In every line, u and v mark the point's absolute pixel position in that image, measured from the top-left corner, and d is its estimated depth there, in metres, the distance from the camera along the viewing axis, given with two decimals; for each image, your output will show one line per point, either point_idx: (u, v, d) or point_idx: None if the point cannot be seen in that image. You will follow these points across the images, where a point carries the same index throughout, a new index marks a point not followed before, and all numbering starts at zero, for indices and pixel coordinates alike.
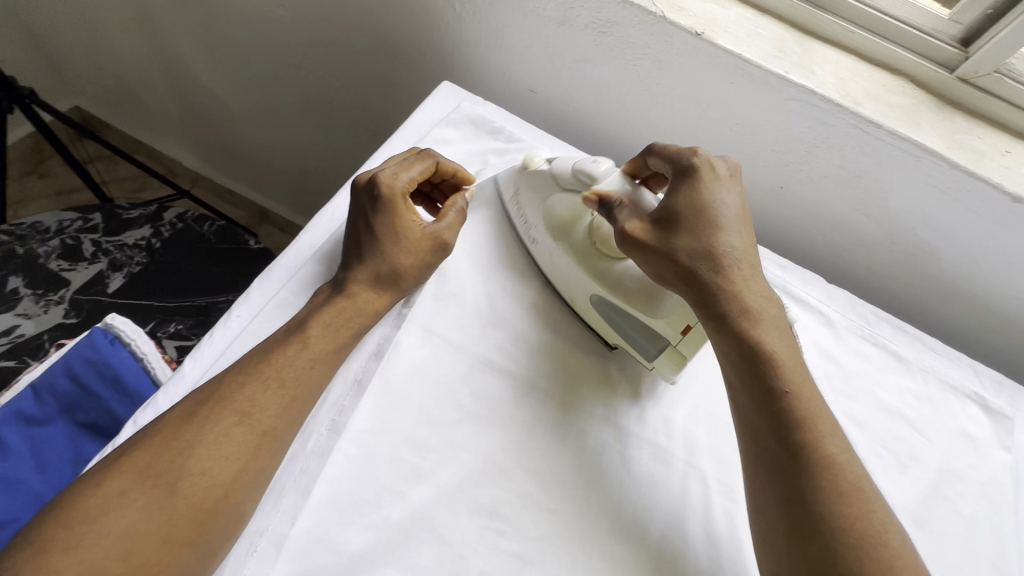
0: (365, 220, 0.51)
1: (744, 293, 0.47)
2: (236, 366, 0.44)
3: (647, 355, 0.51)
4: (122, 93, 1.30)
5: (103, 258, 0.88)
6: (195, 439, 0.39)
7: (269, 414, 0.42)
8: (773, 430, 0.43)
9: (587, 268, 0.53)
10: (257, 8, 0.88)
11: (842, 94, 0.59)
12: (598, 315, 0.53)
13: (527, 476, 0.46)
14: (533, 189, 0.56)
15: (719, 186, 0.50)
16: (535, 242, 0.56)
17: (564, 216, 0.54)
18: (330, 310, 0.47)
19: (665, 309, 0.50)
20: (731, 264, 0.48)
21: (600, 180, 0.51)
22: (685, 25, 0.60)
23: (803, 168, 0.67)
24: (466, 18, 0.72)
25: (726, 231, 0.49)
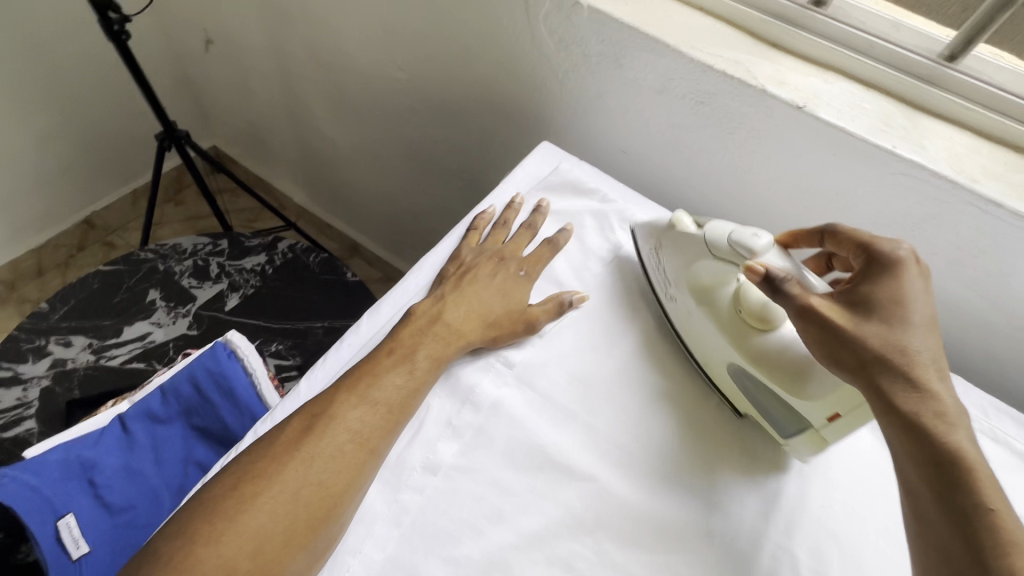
0: (496, 278, 0.59)
1: (925, 373, 0.42)
2: (347, 383, 0.48)
3: (786, 427, 0.50)
4: (254, 137, 1.50)
5: (225, 279, 0.99)
6: (314, 451, 0.44)
7: (376, 433, 0.46)
8: (932, 488, 0.39)
9: (724, 334, 0.52)
10: (381, 70, 1.00)
11: (956, 170, 0.57)
12: (732, 381, 0.53)
13: (607, 533, 0.46)
14: (678, 250, 0.56)
15: (911, 283, 0.46)
16: (670, 297, 0.58)
17: (706, 281, 0.54)
18: (431, 340, 0.52)
19: (812, 394, 0.46)
20: (913, 353, 0.43)
21: (761, 254, 0.49)
22: (787, 98, 0.61)
23: (909, 243, 0.64)
24: (568, 84, 0.77)
25: (917, 326, 0.44)
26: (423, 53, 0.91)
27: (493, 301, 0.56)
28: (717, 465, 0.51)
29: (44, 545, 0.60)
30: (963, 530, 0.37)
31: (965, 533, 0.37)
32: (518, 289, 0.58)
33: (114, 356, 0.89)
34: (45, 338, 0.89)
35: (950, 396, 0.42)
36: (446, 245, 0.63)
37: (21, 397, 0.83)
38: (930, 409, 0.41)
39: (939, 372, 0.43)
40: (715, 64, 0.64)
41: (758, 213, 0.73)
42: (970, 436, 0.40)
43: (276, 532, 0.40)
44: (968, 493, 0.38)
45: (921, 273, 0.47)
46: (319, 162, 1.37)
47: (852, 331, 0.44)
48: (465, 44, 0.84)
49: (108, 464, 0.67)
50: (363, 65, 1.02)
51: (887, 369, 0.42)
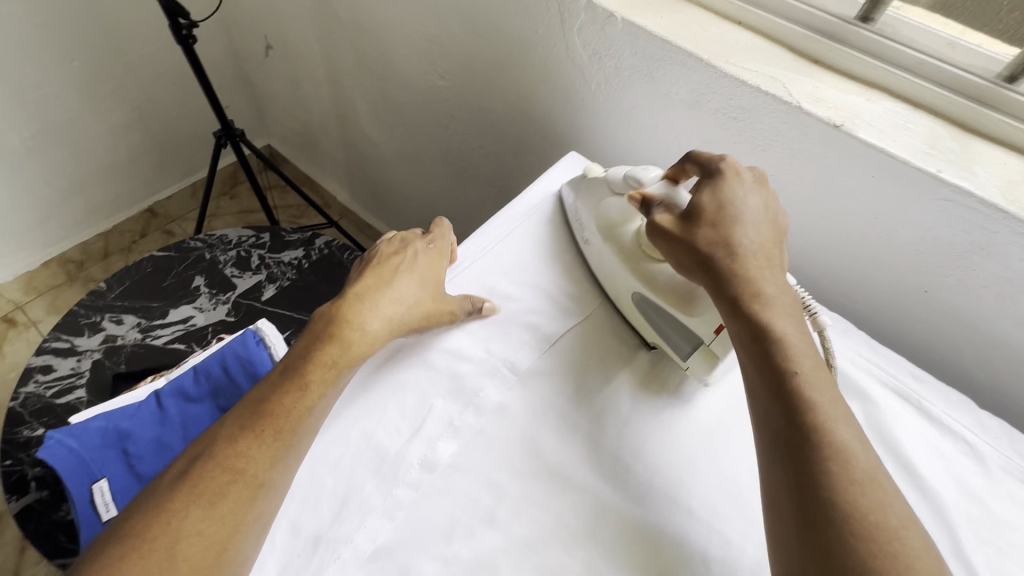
0: (401, 268, 0.59)
1: (749, 264, 0.48)
2: (230, 422, 0.46)
3: (683, 348, 0.54)
4: (304, 138, 1.57)
5: (264, 271, 1.04)
6: (187, 504, 0.42)
7: (260, 466, 0.44)
8: (762, 375, 0.44)
9: (632, 269, 0.56)
10: (422, 77, 1.04)
11: (1009, 199, 0.53)
12: (637, 308, 0.56)
13: (598, 548, 0.45)
14: (590, 198, 0.63)
15: (741, 189, 0.51)
16: (586, 240, 0.62)
17: (613, 220, 0.59)
18: (331, 346, 0.51)
19: (703, 308, 0.52)
20: (739, 247, 0.49)
21: (647, 184, 0.56)
22: (823, 116, 0.59)
23: (955, 274, 0.60)
24: (600, 95, 0.77)
25: (746, 225, 0.49)
26: (462, 62, 0.94)
27: (406, 287, 0.57)
28: (725, 493, 0.49)
29: (79, 505, 0.67)
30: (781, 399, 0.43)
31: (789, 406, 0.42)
32: (432, 267, 0.60)
33: (159, 335, 0.95)
34: (100, 315, 0.96)
35: (775, 282, 0.48)
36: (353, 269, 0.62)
37: (74, 367, 0.90)
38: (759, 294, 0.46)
39: (766, 261, 0.48)
40: (750, 79, 0.62)
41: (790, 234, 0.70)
42: (790, 312, 0.46)
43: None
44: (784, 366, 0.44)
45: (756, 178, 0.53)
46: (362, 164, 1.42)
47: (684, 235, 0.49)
48: (502, 53, 0.86)
49: (141, 436, 0.71)
50: (406, 72, 1.06)
51: (720, 266, 0.48)
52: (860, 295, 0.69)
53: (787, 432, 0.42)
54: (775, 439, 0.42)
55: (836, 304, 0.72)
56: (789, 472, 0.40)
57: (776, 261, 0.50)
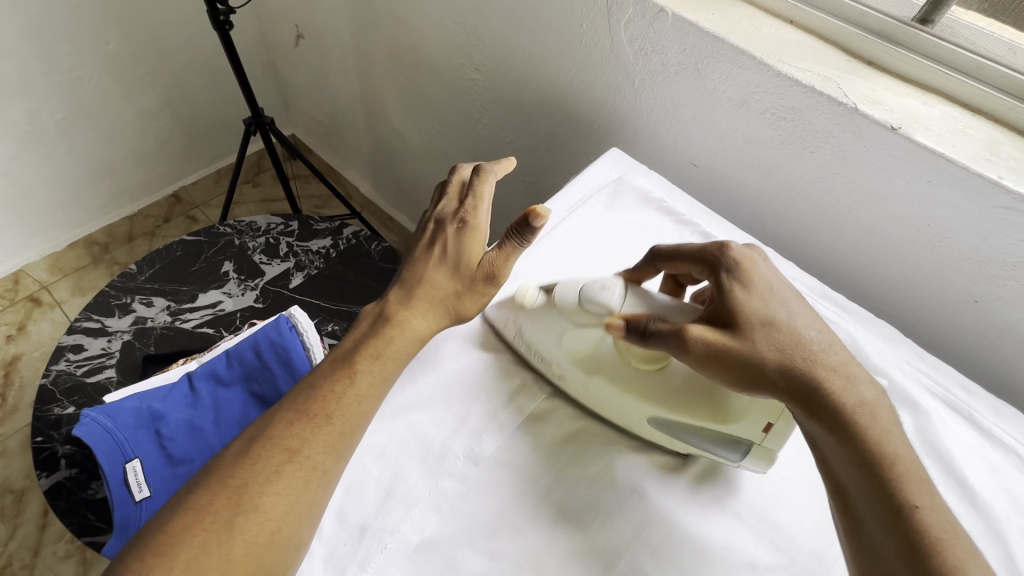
0: (435, 254, 0.54)
1: (821, 367, 0.43)
2: (286, 403, 0.45)
3: (727, 454, 0.47)
4: (330, 128, 1.57)
5: (292, 259, 1.04)
6: (246, 480, 0.41)
7: (315, 450, 0.43)
8: (867, 501, 0.39)
9: (630, 390, 0.48)
10: (456, 69, 1.03)
11: None
12: (658, 432, 0.48)
13: (644, 551, 0.44)
14: (540, 325, 0.51)
15: (768, 272, 0.47)
16: (556, 373, 0.51)
17: (583, 348, 0.50)
18: (375, 339, 0.49)
19: (738, 411, 0.46)
20: (805, 347, 0.44)
21: (618, 307, 0.48)
22: (880, 118, 0.58)
23: (1008, 284, 0.58)
24: (642, 92, 0.76)
25: (795, 317, 0.45)
26: (498, 55, 0.93)
27: (441, 279, 0.53)
28: (774, 498, 0.48)
29: (113, 484, 0.67)
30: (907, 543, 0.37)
31: (904, 539, 0.37)
32: (467, 250, 0.54)
33: (188, 319, 0.95)
34: (131, 297, 0.97)
35: (861, 385, 0.43)
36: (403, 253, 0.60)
37: (105, 347, 0.91)
38: (843, 406, 0.41)
39: (835, 360, 0.44)
40: (803, 79, 0.61)
41: (835, 238, 0.69)
42: (879, 421, 0.41)
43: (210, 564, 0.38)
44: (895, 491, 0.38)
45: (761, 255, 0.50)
46: (387, 156, 1.42)
47: (746, 347, 0.44)
48: (542, 47, 0.85)
49: (174, 418, 0.71)
50: (440, 64, 1.06)
51: (798, 379, 0.43)
52: (904, 302, 0.67)
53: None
54: None
55: (879, 311, 0.70)
56: None
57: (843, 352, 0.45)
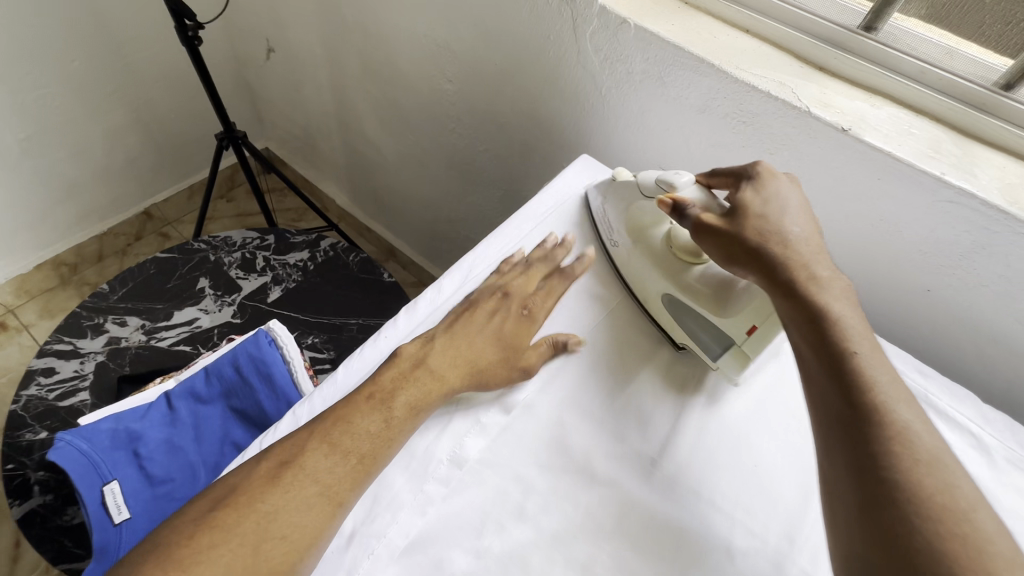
0: (489, 319, 0.56)
1: (800, 249, 0.49)
2: (321, 428, 0.46)
3: (710, 349, 0.55)
4: (304, 141, 1.57)
5: (269, 272, 1.04)
6: (277, 504, 0.42)
7: (344, 486, 0.44)
8: (814, 351, 0.45)
9: (657, 266, 0.58)
10: (429, 80, 1.05)
11: (1009, 200, 0.56)
12: (667, 309, 0.58)
13: (625, 541, 0.46)
14: (619, 200, 0.63)
15: (781, 186, 0.53)
16: (614, 242, 0.63)
17: (643, 222, 0.60)
18: (412, 386, 0.49)
19: (732, 310, 0.53)
20: (787, 237, 0.49)
21: (679, 189, 0.56)
22: (831, 121, 0.61)
23: (956, 274, 0.62)
24: (609, 100, 0.79)
25: (792, 216, 0.51)
26: (470, 67, 0.95)
27: (483, 348, 0.53)
28: (746, 484, 0.50)
29: (90, 508, 0.65)
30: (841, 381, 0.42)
31: (843, 380, 0.42)
32: (510, 330, 0.55)
33: (163, 337, 0.94)
34: (104, 316, 0.95)
35: (829, 268, 0.48)
36: (450, 278, 0.61)
37: (77, 369, 0.89)
38: (806, 277, 0.47)
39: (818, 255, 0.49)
40: (759, 85, 0.64)
41: None
42: (838, 295, 0.46)
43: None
44: (839, 346, 0.44)
45: (791, 181, 0.55)
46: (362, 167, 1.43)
47: (734, 229, 0.50)
48: (511, 58, 0.87)
49: (152, 437, 0.70)
50: (413, 75, 1.07)
51: (769, 255, 0.49)
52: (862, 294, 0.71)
53: (844, 412, 0.41)
54: (831, 424, 0.42)
55: None
56: (846, 450, 0.40)
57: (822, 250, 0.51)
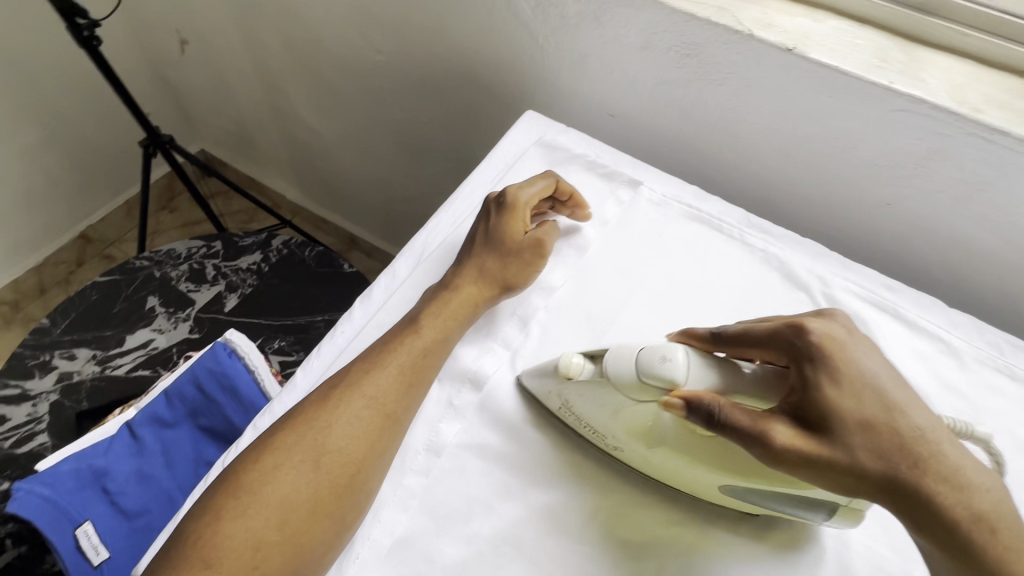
0: (483, 225, 0.56)
1: (931, 456, 0.37)
2: (359, 357, 0.48)
3: (813, 514, 0.43)
4: (240, 136, 1.48)
5: (222, 281, 0.99)
6: (331, 420, 0.44)
7: (392, 399, 0.45)
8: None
9: (706, 465, 0.41)
10: (358, 54, 0.98)
11: (958, 101, 0.55)
12: (735, 498, 0.43)
13: (616, 501, 0.45)
14: (590, 400, 0.44)
15: (852, 355, 0.40)
16: (609, 442, 0.45)
17: (641, 425, 0.43)
18: (437, 304, 0.51)
19: (827, 491, 0.39)
20: (906, 438, 0.37)
21: (683, 381, 0.40)
22: (775, 41, 0.59)
23: (913, 183, 0.62)
24: (548, 49, 0.75)
25: (899, 406, 0.39)
26: (399, 33, 0.89)
27: (486, 256, 0.54)
28: None
29: (65, 554, 0.61)
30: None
31: None
32: (508, 229, 0.55)
33: (119, 365, 0.89)
34: (50, 352, 0.89)
35: (975, 473, 0.37)
36: (440, 219, 0.60)
37: (31, 412, 0.84)
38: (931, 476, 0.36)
39: (948, 447, 0.38)
40: (698, 13, 0.61)
41: (755, 167, 0.70)
42: (988, 497, 0.36)
43: (303, 500, 0.41)
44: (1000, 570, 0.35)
45: (851, 330, 0.42)
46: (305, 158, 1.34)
47: (829, 453, 0.37)
48: (440, 16, 0.82)
49: (120, 471, 0.67)
50: (341, 51, 1.00)
51: (896, 480, 0.37)
52: (826, 216, 0.70)
53: None
54: None
55: (806, 231, 0.73)
56: None
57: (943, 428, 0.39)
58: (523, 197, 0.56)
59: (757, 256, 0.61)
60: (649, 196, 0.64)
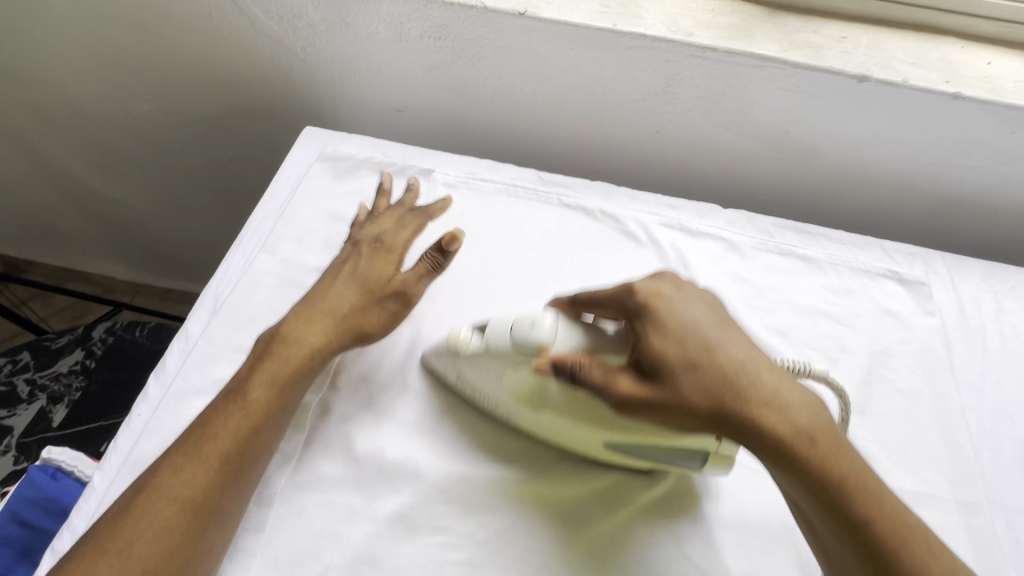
0: (348, 262, 0.52)
1: (760, 381, 0.38)
2: (176, 443, 0.42)
3: (689, 461, 0.45)
4: (34, 228, 1.26)
5: (41, 394, 0.86)
6: (136, 532, 0.38)
7: (209, 493, 0.40)
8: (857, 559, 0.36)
9: (582, 423, 0.44)
10: (124, 108, 0.89)
11: (673, 30, 0.61)
12: (618, 454, 0.45)
13: (462, 483, 0.46)
14: (481, 374, 0.46)
15: (677, 304, 0.41)
16: (500, 408, 0.47)
17: (524, 389, 0.45)
18: (269, 366, 0.46)
19: (692, 431, 0.41)
20: (727, 375, 0.38)
21: (552, 344, 0.42)
22: (507, 9, 0.61)
23: (668, 109, 0.68)
24: (314, 61, 0.73)
25: (719, 346, 0.40)
26: (158, 76, 0.82)
27: (345, 293, 0.50)
28: None
29: None
30: (867, 572, 0.35)
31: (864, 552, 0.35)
32: (376, 269, 0.51)
33: None
34: None
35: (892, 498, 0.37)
36: (228, 266, 0.57)
37: None
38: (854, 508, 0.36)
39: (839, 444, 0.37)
40: None
41: (541, 128, 0.74)
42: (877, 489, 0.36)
43: None
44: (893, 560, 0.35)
45: (677, 285, 0.43)
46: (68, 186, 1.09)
47: (666, 395, 0.39)
48: (193, 50, 0.76)
49: None
50: (105, 109, 0.90)
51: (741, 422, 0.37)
52: (616, 155, 0.75)
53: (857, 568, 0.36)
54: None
55: (605, 174, 0.78)
56: None
57: (770, 362, 0.40)
58: (393, 241, 0.54)
59: (555, 203, 0.65)
60: (442, 180, 0.64)
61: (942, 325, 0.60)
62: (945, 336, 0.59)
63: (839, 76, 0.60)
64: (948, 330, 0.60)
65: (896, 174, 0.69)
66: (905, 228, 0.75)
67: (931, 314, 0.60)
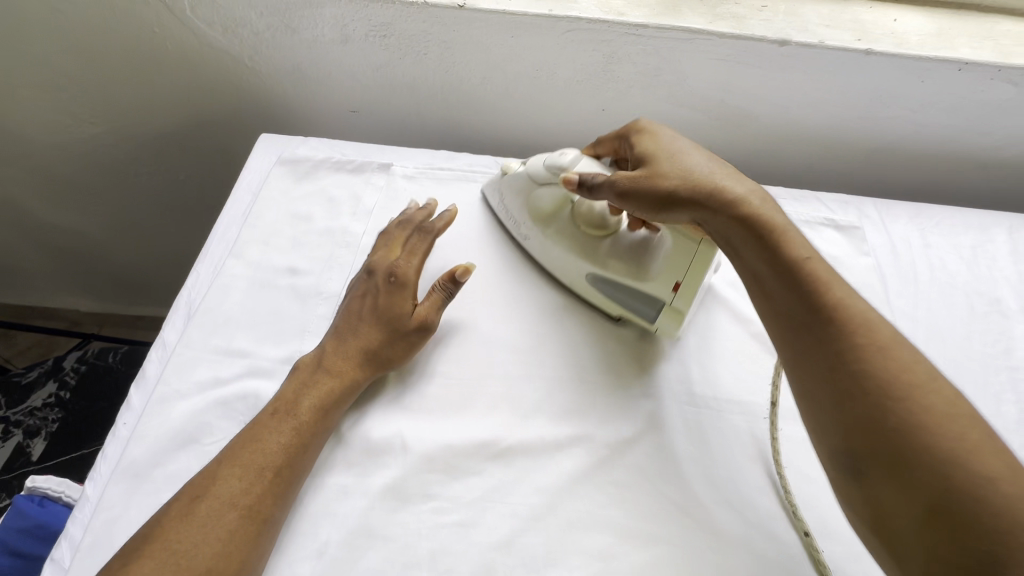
0: (369, 300, 0.53)
1: (732, 190, 0.47)
2: (228, 456, 0.44)
3: (647, 314, 0.56)
4: None
5: (16, 430, 0.84)
6: (198, 539, 0.40)
7: (266, 500, 0.43)
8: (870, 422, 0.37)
9: (578, 249, 0.57)
10: (72, 134, 0.87)
11: (606, 11, 0.65)
12: (596, 291, 0.57)
13: (448, 452, 0.48)
14: (515, 191, 0.61)
15: (675, 143, 0.53)
16: (523, 236, 0.61)
17: (546, 207, 0.59)
18: (317, 385, 0.48)
19: (655, 273, 0.54)
20: (714, 185, 0.48)
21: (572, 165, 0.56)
22: (446, 2, 0.63)
23: (611, 87, 0.72)
24: (263, 69, 0.74)
25: (700, 166, 0.50)
26: (106, 97, 0.81)
27: (369, 328, 0.52)
28: (526, 340, 0.56)
29: None
30: (880, 433, 0.36)
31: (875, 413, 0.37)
32: (395, 304, 0.53)
33: None
34: None
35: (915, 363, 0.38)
36: (198, 274, 0.58)
37: None
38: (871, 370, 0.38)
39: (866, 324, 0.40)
40: None
41: (493, 116, 0.77)
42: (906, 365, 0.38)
43: None
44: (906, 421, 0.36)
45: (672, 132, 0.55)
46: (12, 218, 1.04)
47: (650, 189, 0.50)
48: (141, 68, 0.76)
49: None
50: (51, 137, 0.88)
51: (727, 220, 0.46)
52: (567, 135, 0.79)
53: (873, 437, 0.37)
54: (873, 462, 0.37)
55: (559, 154, 0.82)
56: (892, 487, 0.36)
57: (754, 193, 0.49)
58: (408, 270, 0.54)
59: None
60: (402, 173, 0.67)
61: (876, 264, 0.65)
62: (880, 272, 0.65)
63: (763, 42, 0.64)
64: (883, 268, 0.65)
65: (825, 129, 0.74)
66: (838, 178, 0.81)
67: (866, 254, 0.65)
